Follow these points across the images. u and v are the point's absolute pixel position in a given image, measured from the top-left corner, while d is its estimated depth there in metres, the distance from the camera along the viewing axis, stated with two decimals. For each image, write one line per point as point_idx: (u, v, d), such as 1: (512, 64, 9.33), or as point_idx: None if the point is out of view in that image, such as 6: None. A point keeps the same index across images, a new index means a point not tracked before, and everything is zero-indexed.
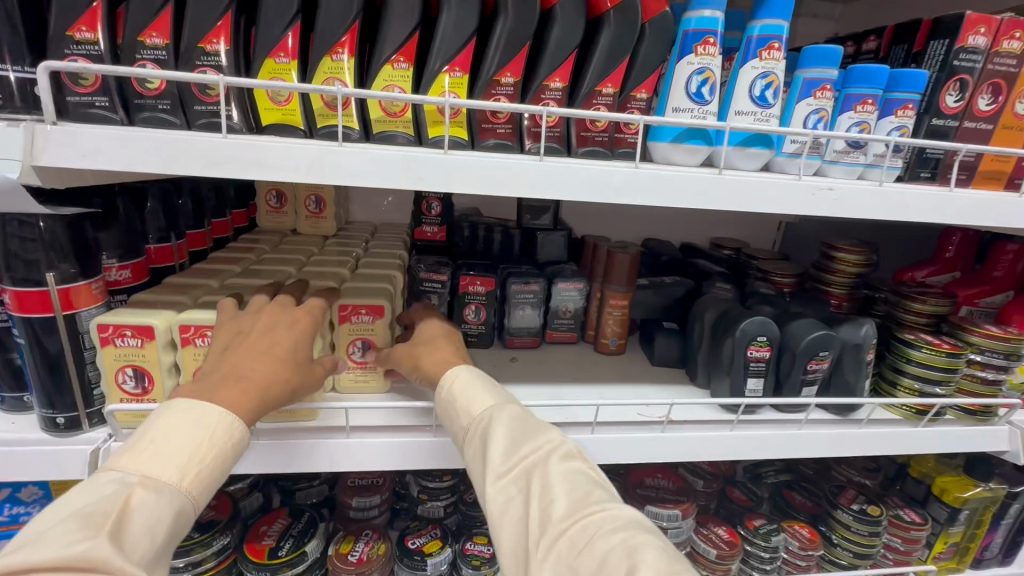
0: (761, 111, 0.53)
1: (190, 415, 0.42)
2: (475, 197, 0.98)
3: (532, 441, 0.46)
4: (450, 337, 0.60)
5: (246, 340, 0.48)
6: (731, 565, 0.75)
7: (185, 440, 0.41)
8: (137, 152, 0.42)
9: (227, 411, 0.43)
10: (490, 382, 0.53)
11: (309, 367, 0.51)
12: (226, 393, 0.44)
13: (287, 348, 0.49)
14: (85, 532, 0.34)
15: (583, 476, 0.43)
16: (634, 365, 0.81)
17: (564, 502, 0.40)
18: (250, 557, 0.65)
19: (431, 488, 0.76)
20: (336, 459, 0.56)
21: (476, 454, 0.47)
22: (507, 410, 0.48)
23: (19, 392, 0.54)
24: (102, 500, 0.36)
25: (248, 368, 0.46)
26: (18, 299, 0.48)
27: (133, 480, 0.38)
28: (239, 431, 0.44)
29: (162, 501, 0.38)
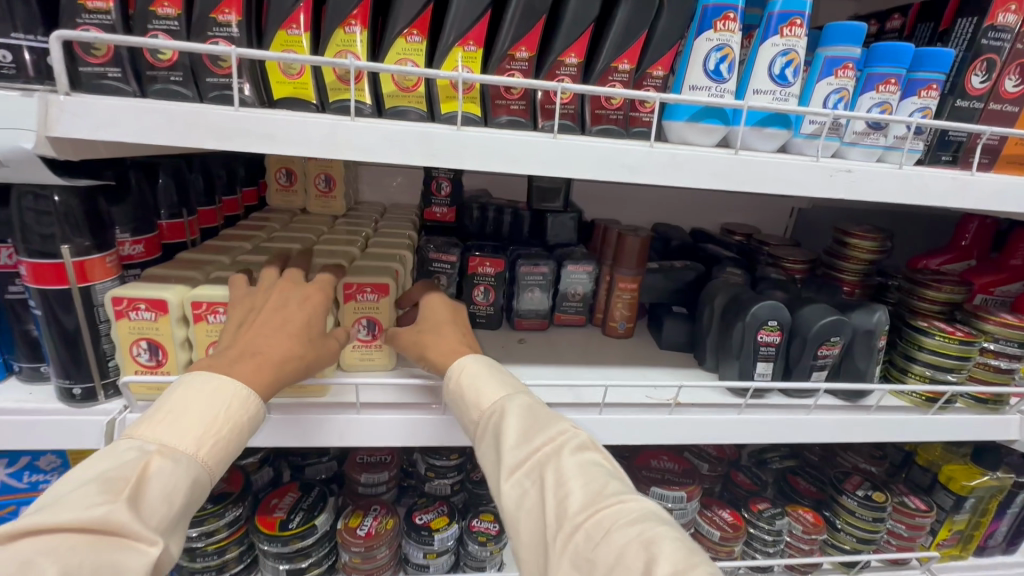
0: (780, 90, 0.51)
1: (207, 388, 0.42)
2: (484, 178, 0.97)
3: (544, 432, 0.46)
4: (454, 318, 0.59)
5: (259, 317, 0.48)
6: (734, 547, 0.76)
7: (202, 412, 0.41)
8: (152, 124, 0.42)
9: (244, 386, 0.44)
10: (498, 371, 0.53)
11: (324, 343, 0.51)
12: (243, 369, 0.44)
13: (302, 324, 0.49)
14: (105, 496, 0.34)
15: (597, 468, 0.43)
16: (642, 349, 0.81)
17: (579, 495, 0.41)
18: (261, 529, 0.66)
19: (438, 466, 0.77)
20: (346, 434, 0.57)
21: (490, 447, 0.48)
22: (518, 401, 0.49)
23: (35, 363, 0.55)
24: (122, 466, 0.37)
25: (263, 343, 0.46)
26: (34, 271, 0.49)
27: (151, 448, 0.39)
28: (255, 405, 0.44)
29: (179, 469, 0.38)
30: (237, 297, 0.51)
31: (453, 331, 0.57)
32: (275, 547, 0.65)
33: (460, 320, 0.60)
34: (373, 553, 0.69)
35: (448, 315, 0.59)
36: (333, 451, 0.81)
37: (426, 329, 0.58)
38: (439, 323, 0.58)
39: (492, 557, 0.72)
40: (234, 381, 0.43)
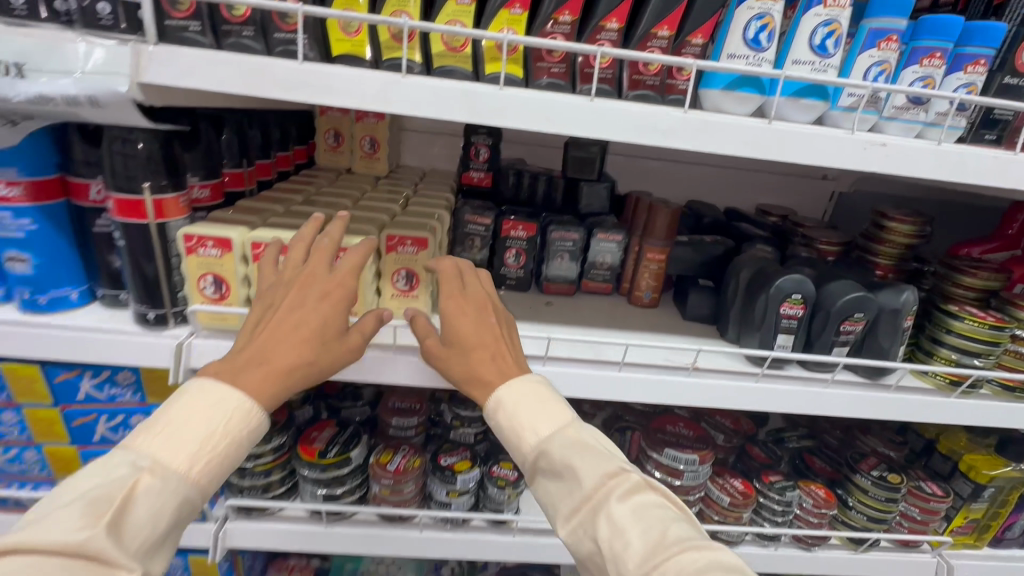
0: (819, 61, 0.52)
1: (208, 406, 0.46)
2: (521, 147, 0.99)
3: (591, 476, 0.48)
4: (483, 336, 0.57)
5: (276, 318, 0.51)
6: (743, 514, 0.79)
7: (200, 429, 0.45)
8: (228, 75, 0.46)
9: (248, 399, 0.47)
10: (540, 399, 0.54)
11: (340, 343, 0.53)
12: (250, 378, 0.48)
13: (314, 330, 0.51)
14: (85, 521, 0.37)
15: (653, 508, 0.46)
16: (666, 319, 0.83)
17: (638, 547, 0.43)
18: (303, 456, 0.73)
19: (464, 415, 0.82)
20: (383, 370, 0.63)
21: (544, 488, 0.51)
22: (560, 439, 0.51)
23: (114, 291, 0.62)
24: (113, 483, 0.40)
25: (274, 352, 0.50)
26: (119, 205, 0.55)
27: (144, 466, 0.42)
28: (255, 421, 0.47)
29: (166, 488, 0.42)
30: (265, 286, 0.54)
31: (481, 357, 0.56)
32: (314, 472, 0.73)
33: (492, 332, 0.58)
34: (400, 486, 0.75)
35: (475, 333, 0.57)
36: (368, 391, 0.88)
37: (451, 348, 0.57)
38: (467, 346, 0.57)
39: (509, 501, 0.77)
40: (238, 393, 0.47)
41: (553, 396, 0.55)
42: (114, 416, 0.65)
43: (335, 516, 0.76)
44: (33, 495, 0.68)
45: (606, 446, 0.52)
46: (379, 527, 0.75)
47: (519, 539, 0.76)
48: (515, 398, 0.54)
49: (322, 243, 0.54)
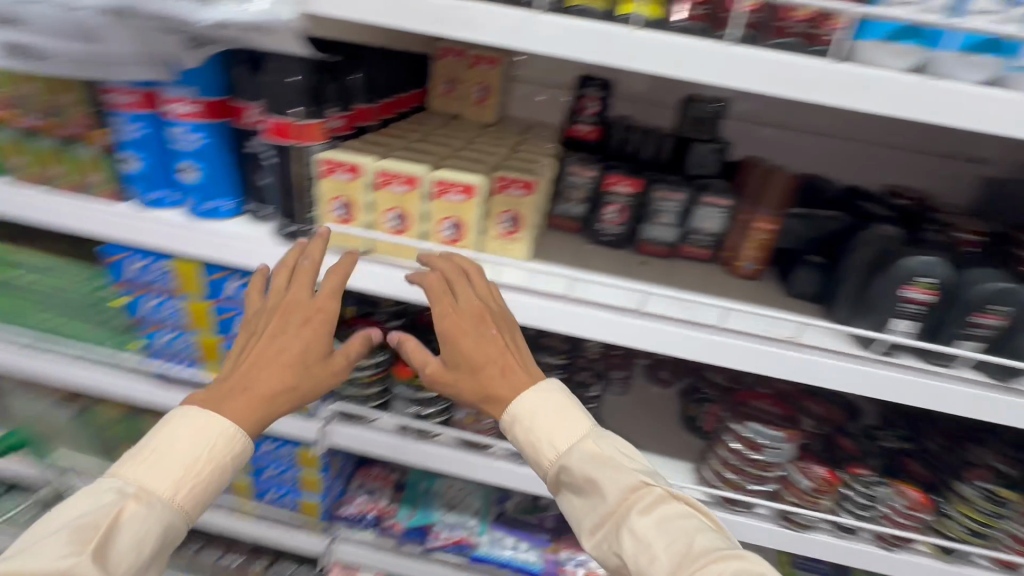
0: (1006, 10, 0.46)
1: (188, 437, 0.51)
2: (631, 105, 0.97)
3: (614, 490, 0.53)
4: (490, 352, 0.58)
5: (260, 346, 0.56)
6: (822, 501, 0.75)
7: (183, 456, 0.51)
8: (377, 7, 0.50)
9: (230, 425, 0.53)
10: (559, 410, 0.59)
11: (325, 365, 0.58)
12: (235, 406, 0.53)
13: (298, 356, 0.56)
14: (73, 547, 0.44)
15: (677, 520, 0.51)
16: (766, 293, 0.80)
17: (665, 560, 0.48)
18: (400, 375, 0.81)
19: (548, 361, 0.85)
20: None
21: (568, 498, 0.57)
22: (580, 453, 0.56)
23: (258, 206, 0.70)
24: (100, 510, 0.46)
25: (259, 380, 0.55)
26: (274, 127, 0.62)
27: (130, 492, 0.48)
28: (237, 447, 0.53)
29: (150, 513, 0.48)
30: (251, 314, 0.59)
31: (490, 376, 0.58)
32: (410, 389, 0.81)
33: (495, 343, 0.59)
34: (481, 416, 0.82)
35: (479, 349, 0.58)
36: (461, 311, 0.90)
37: (457, 369, 0.59)
38: (472, 368, 0.58)
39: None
40: (219, 419, 0.53)
41: (570, 406, 0.59)
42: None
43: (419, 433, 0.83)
44: (186, 372, 0.82)
45: (628, 456, 0.57)
46: (457, 449, 0.81)
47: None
48: (531, 415, 0.58)
49: (304, 266, 0.59)
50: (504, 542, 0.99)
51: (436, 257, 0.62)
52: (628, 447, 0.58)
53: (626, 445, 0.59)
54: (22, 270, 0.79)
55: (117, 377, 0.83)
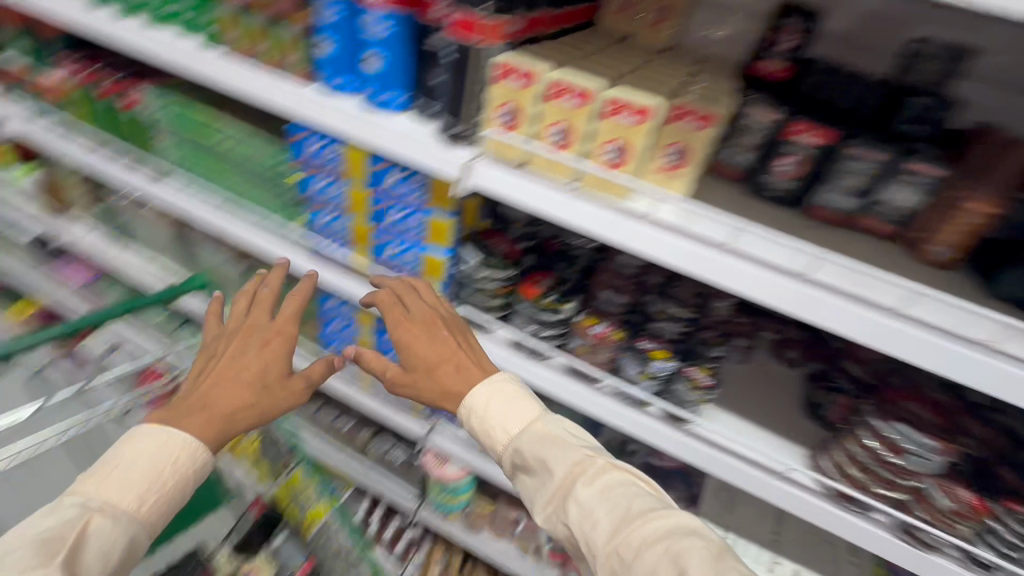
0: None
1: (153, 455, 0.57)
2: (833, 47, 0.84)
3: (561, 465, 0.60)
4: (443, 352, 0.72)
5: (220, 366, 0.67)
6: (960, 526, 0.67)
7: (145, 471, 0.56)
8: None
9: (190, 443, 0.60)
10: (506, 398, 0.68)
11: (284, 385, 0.70)
12: (198, 420, 0.62)
13: (261, 374, 0.68)
14: (40, 559, 0.48)
15: (620, 489, 0.57)
16: (958, 289, 0.67)
17: (606, 524, 0.55)
18: (526, 294, 0.82)
19: (672, 312, 0.82)
20: (629, 236, 0.62)
21: (524, 481, 0.65)
22: (529, 434, 0.65)
23: (427, 103, 0.71)
24: (66, 525, 0.51)
25: (226, 396, 0.65)
26: (461, 24, 0.62)
27: (93, 508, 0.53)
28: (197, 464, 0.60)
29: (116, 524, 0.53)
30: (207, 347, 0.73)
31: (444, 372, 0.71)
32: (533, 309, 0.82)
33: (448, 343, 0.73)
34: (597, 350, 0.82)
35: (434, 351, 0.72)
36: (594, 242, 0.89)
37: (416, 373, 0.73)
38: (428, 369, 0.72)
39: (695, 401, 0.79)
40: (183, 433, 0.60)
41: (518, 395, 0.68)
42: (400, 212, 0.80)
43: (534, 354, 0.84)
44: (337, 252, 0.91)
45: (571, 435, 0.64)
46: (565, 376, 0.81)
47: (692, 442, 0.76)
48: (485, 406, 0.68)
49: (267, 294, 0.76)
50: None
51: (386, 282, 0.80)
52: (569, 424, 0.66)
53: (571, 426, 0.66)
54: (222, 134, 0.91)
55: (280, 245, 0.93)
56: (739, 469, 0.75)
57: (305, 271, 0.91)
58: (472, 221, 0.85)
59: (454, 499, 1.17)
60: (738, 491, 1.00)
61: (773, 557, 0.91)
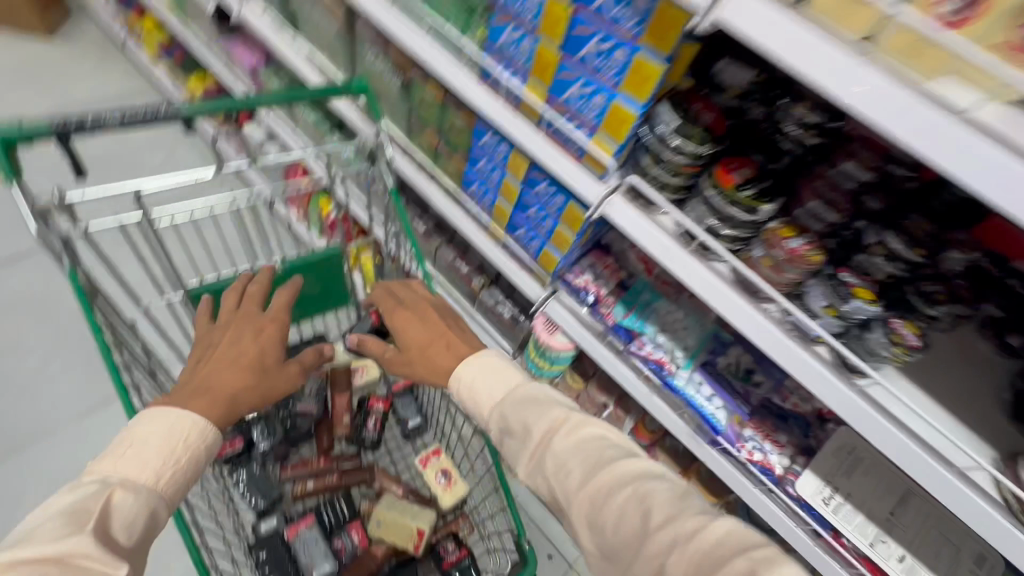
0: None
1: (162, 437, 0.63)
2: None
3: (540, 423, 0.66)
4: (428, 336, 0.81)
5: (218, 351, 0.76)
6: None
7: (157, 451, 0.62)
8: None
9: (196, 423, 0.67)
10: (490, 368, 0.74)
11: (279, 372, 0.79)
12: (201, 403, 0.69)
13: (259, 358, 0.77)
14: (70, 527, 0.52)
15: (593, 445, 0.65)
16: None
17: (578, 473, 0.62)
18: (717, 180, 0.69)
19: (897, 248, 0.65)
20: (923, 132, 0.46)
21: (508, 447, 0.69)
22: (514, 399, 0.70)
23: None
24: (89, 500, 0.55)
25: (224, 382, 0.72)
26: None
27: (113, 483, 0.58)
28: (206, 438, 0.67)
29: (136, 498, 0.58)
30: (200, 340, 0.80)
31: (435, 351, 0.79)
32: (721, 201, 0.69)
33: (437, 326, 0.82)
34: (782, 268, 0.69)
35: (424, 333, 0.81)
36: (817, 130, 0.68)
37: (407, 353, 0.81)
38: (421, 352, 0.80)
39: (888, 358, 0.68)
40: (191, 413, 0.67)
41: (506, 364, 0.75)
42: (605, 42, 0.67)
43: (699, 254, 0.73)
44: (509, 82, 0.81)
45: (553, 399, 0.70)
46: (728, 286, 0.71)
47: (855, 399, 0.65)
48: (471, 389, 0.74)
49: (249, 286, 0.84)
50: (701, 389, 0.95)
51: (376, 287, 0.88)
52: (551, 390, 0.72)
53: (551, 389, 0.73)
54: None
55: (451, 59, 0.85)
56: (899, 444, 0.64)
57: (469, 96, 0.83)
58: (676, 78, 0.70)
59: (547, 366, 1.16)
60: (865, 457, 0.88)
61: (879, 534, 0.83)
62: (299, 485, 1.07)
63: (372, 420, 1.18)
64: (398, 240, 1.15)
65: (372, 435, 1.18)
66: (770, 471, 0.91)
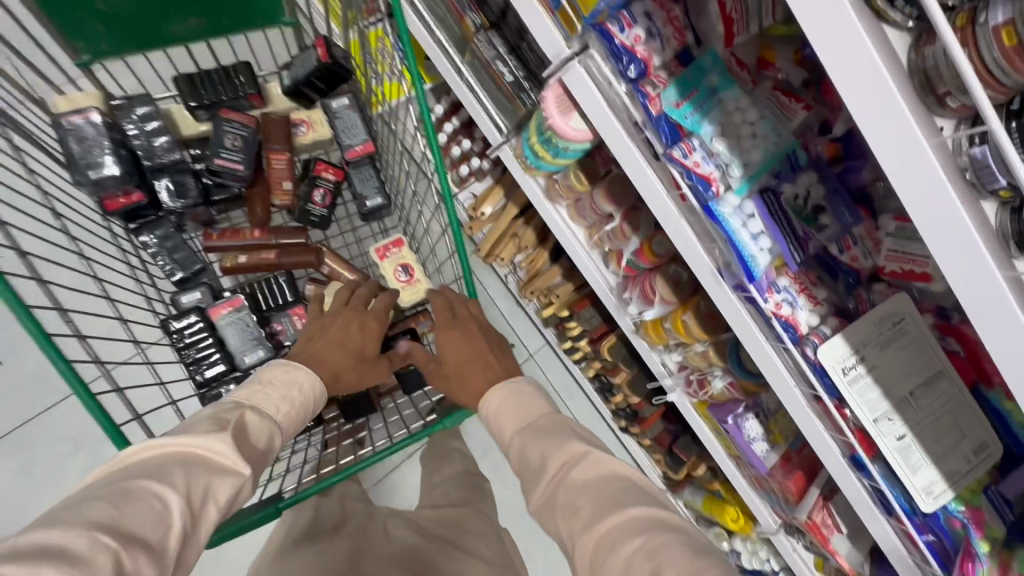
0: None
1: (283, 386, 0.69)
2: None
3: (558, 457, 0.70)
4: (471, 353, 0.88)
5: (326, 334, 0.81)
6: None
7: (287, 393, 0.69)
8: None
9: (315, 382, 0.72)
10: (517, 396, 0.81)
11: (376, 365, 0.84)
12: (324, 370, 0.76)
13: (360, 347, 0.82)
14: (215, 428, 0.58)
15: (609, 485, 0.65)
16: None
17: (586, 514, 0.63)
18: None
19: None
20: None
21: (524, 480, 0.72)
22: (535, 424, 0.76)
23: None
24: (228, 412, 0.61)
25: (332, 356, 0.78)
26: None
27: (247, 406, 0.63)
28: (315, 389, 0.72)
29: (263, 420, 0.63)
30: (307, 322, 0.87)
31: (473, 371, 0.86)
32: None
33: (481, 346, 0.88)
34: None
35: (465, 354, 0.88)
36: None
37: (448, 372, 0.88)
38: (458, 368, 0.87)
39: None
40: (308, 371, 0.73)
41: (533, 394, 0.82)
42: None
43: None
44: None
45: (573, 433, 0.74)
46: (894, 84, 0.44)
47: (1002, 284, 0.47)
48: (497, 411, 0.81)
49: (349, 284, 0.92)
50: (751, 222, 0.71)
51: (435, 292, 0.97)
52: (578, 426, 0.76)
53: (575, 426, 0.77)
54: None
55: None
56: (1013, 343, 0.48)
57: None
58: None
59: (550, 159, 0.92)
60: (914, 329, 0.72)
61: (887, 411, 0.72)
62: (228, 258, 0.92)
63: (320, 191, 0.96)
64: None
65: (320, 211, 0.97)
66: (792, 328, 0.75)
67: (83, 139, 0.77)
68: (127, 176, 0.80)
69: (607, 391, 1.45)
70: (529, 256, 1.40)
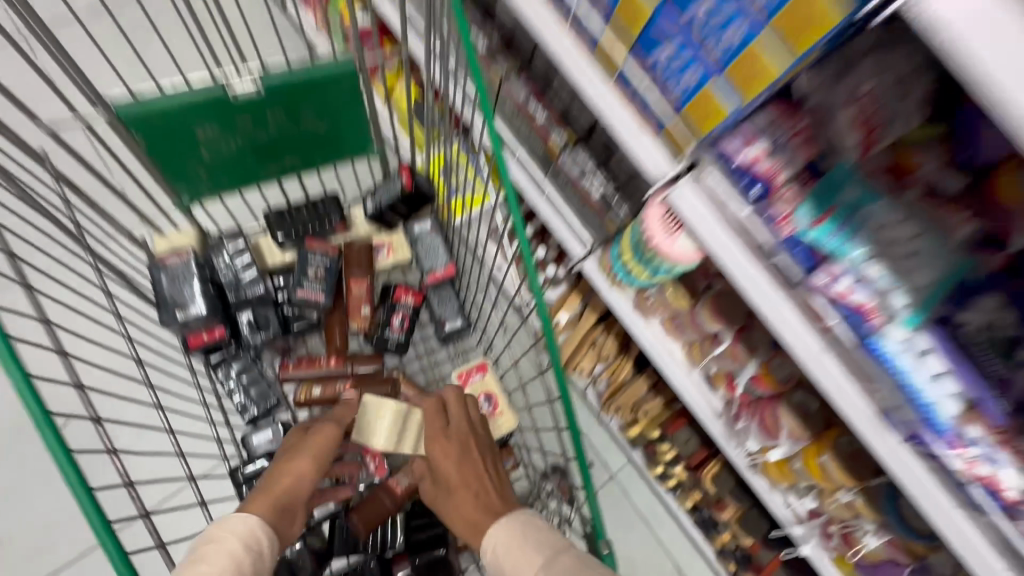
0: None
1: (208, 546, 0.63)
2: None
3: None
4: (469, 475, 0.77)
5: (284, 461, 0.76)
6: None
7: (216, 548, 0.63)
8: None
9: (252, 525, 0.67)
10: (524, 531, 0.70)
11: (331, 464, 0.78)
12: (266, 504, 0.70)
13: (318, 462, 0.77)
14: None
15: None
16: None
17: None
18: None
19: None
20: None
21: None
22: (554, 563, 0.64)
23: None
24: None
25: (289, 473, 0.75)
26: None
27: None
28: (249, 525, 0.67)
29: None
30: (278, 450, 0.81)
31: (461, 495, 0.76)
32: None
33: (475, 465, 0.78)
34: None
35: (457, 473, 0.77)
36: None
37: (442, 485, 0.78)
38: (448, 487, 0.77)
39: None
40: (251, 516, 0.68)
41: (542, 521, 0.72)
42: None
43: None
44: None
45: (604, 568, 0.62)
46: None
47: None
48: (506, 548, 0.69)
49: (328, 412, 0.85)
50: (925, 363, 0.56)
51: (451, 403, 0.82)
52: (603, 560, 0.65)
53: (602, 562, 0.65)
54: None
55: None
56: None
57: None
58: None
59: (645, 276, 0.83)
60: None
61: None
62: (302, 390, 0.89)
63: (399, 316, 0.93)
64: (460, 81, 0.85)
65: (398, 337, 0.93)
66: (997, 495, 0.57)
67: (176, 278, 0.82)
68: (211, 313, 0.84)
69: (711, 527, 1.24)
70: (609, 366, 1.26)
